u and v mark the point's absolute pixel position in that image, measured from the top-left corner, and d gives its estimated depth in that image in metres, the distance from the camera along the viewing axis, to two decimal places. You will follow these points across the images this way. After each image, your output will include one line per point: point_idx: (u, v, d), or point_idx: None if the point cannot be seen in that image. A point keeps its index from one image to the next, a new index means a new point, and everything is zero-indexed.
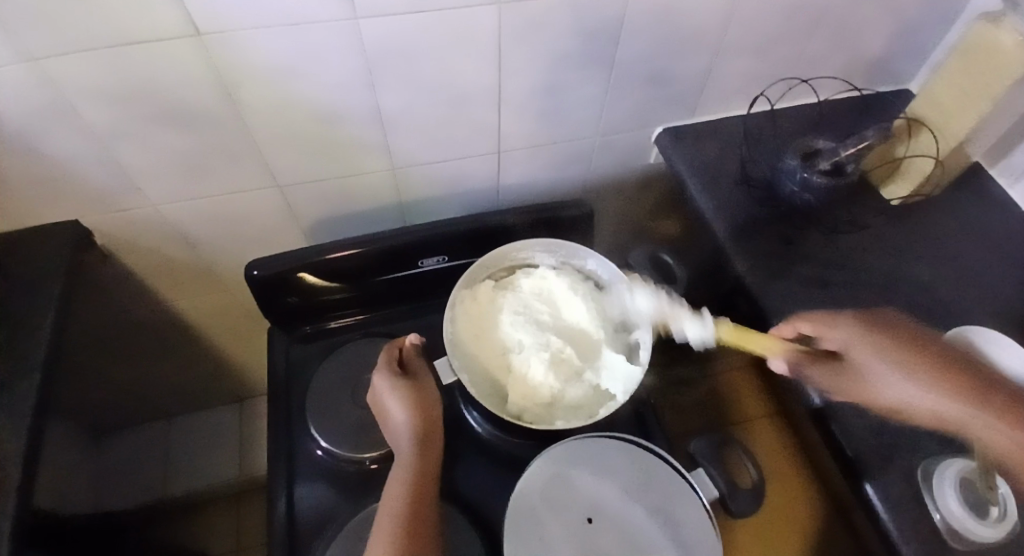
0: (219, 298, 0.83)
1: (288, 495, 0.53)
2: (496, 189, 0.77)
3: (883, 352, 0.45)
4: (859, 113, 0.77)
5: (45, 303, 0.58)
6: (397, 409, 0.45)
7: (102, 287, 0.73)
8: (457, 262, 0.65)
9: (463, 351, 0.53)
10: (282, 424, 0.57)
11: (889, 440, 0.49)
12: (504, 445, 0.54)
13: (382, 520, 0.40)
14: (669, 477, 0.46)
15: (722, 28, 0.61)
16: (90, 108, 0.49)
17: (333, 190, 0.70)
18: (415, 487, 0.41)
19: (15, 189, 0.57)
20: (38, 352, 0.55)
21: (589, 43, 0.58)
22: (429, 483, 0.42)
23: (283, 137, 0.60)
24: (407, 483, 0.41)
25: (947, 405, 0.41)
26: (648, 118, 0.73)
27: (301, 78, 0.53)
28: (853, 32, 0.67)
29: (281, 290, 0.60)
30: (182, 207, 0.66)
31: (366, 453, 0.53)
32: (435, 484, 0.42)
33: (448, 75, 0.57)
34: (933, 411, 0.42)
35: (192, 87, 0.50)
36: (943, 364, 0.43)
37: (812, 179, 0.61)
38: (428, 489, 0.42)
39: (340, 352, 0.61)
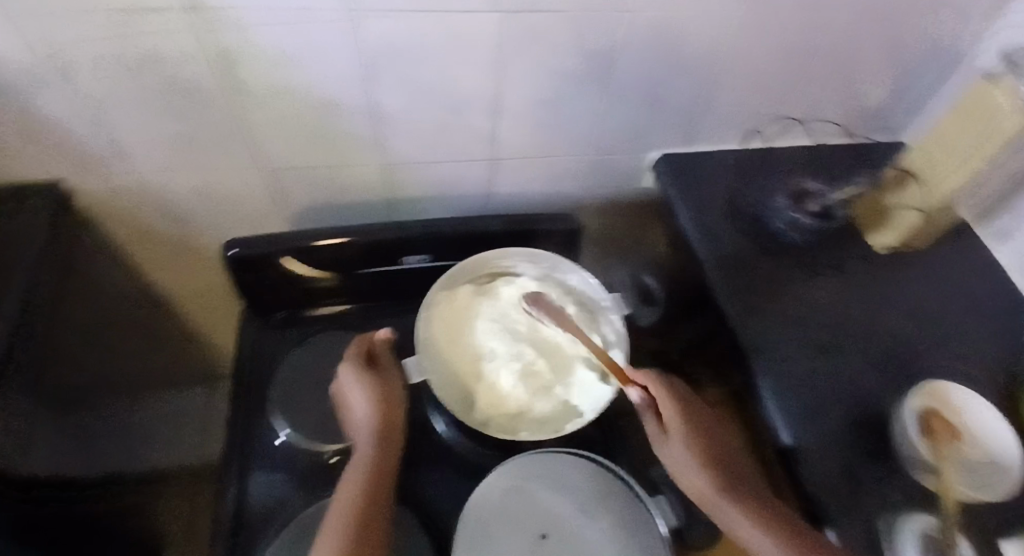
0: (200, 276, 0.82)
1: (241, 481, 0.52)
2: (488, 196, 0.78)
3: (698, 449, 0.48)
4: (853, 159, 0.78)
5: (18, 262, 0.57)
6: (359, 402, 0.44)
7: (81, 253, 0.72)
8: (441, 263, 0.64)
9: (435, 353, 0.52)
10: (243, 408, 0.56)
11: (851, 484, 0.49)
12: (467, 452, 0.53)
13: (333, 512, 0.39)
14: (627, 499, 0.45)
15: (723, 63, 0.63)
16: (86, 72, 0.49)
17: (325, 178, 0.69)
18: (371, 482, 0.40)
19: (2, 144, 0.56)
20: (4, 310, 0.54)
21: (590, 62, 0.59)
22: (386, 481, 0.41)
23: (278, 121, 0.60)
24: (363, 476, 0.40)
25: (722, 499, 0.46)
26: (644, 142, 0.73)
27: (302, 66, 0.53)
28: (852, 80, 0.69)
29: (259, 272, 0.59)
30: (172, 181, 0.65)
31: (324, 446, 0.52)
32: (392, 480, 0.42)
33: (448, 79, 0.58)
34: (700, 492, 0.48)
35: (191, 62, 0.50)
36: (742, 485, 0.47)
37: (800, 220, 0.63)
38: (384, 484, 0.41)
39: (312, 342, 0.60)
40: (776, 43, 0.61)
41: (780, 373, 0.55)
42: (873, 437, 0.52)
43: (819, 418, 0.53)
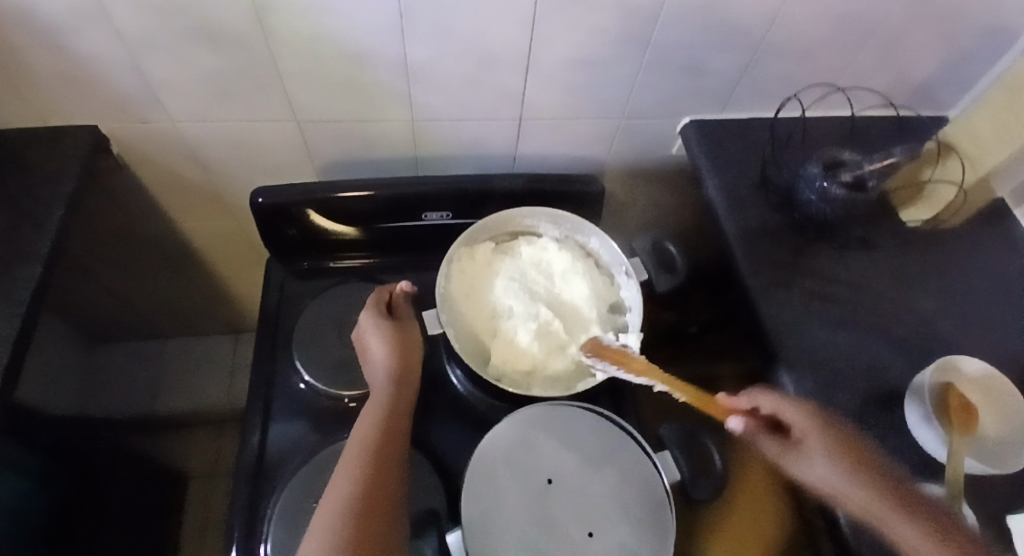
0: (227, 226, 0.84)
1: (265, 418, 0.54)
2: (513, 158, 0.77)
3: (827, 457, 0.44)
4: (892, 133, 0.75)
5: (56, 200, 0.59)
6: (377, 347, 0.46)
7: (114, 197, 0.74)
8: (462, 221, 0.65)
9: (453, 307, 0.53)
10: (268, 351, 0.58)
11: None
12: (479, 406, 0.55)
13: (351, 446, 0.40)
14: (635, 455, 0.46)
15: (767, 26, 0.60)
16: (122, 13, 0.50)
17: (351, 133, 0.69)
18: (387, 420, 0.42)
19: (40, 83, 0.57)
20: (41, 246, 0.56)
21: (628, 21, 0.57)
22: (402, 418, 0.43)
23: (308, 72, 0.59)
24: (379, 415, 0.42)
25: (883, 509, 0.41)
26: (677, 108, 0.71)
27: (334, 14, 0.52)
28: (901, 50, 0.65)
29: (283, 221, 0.60)
30: (201, 127, 0.66)
31: (344, 391, 0.54)
32: (408, 420, 0.43)
33: (482, 33, 0.57)
34: (862, 505, 0.42)
35: (225, 7, 0.50)
36: (877, 480, 0.43)
37: (831, 190, 0.60)
38: (400, 423, 0.42)
39: (334, 292, 0.61)
40: (826, 8, 0.58)
41: (798, 346, 0.55)
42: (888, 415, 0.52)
43: (834, 391, 0.53)
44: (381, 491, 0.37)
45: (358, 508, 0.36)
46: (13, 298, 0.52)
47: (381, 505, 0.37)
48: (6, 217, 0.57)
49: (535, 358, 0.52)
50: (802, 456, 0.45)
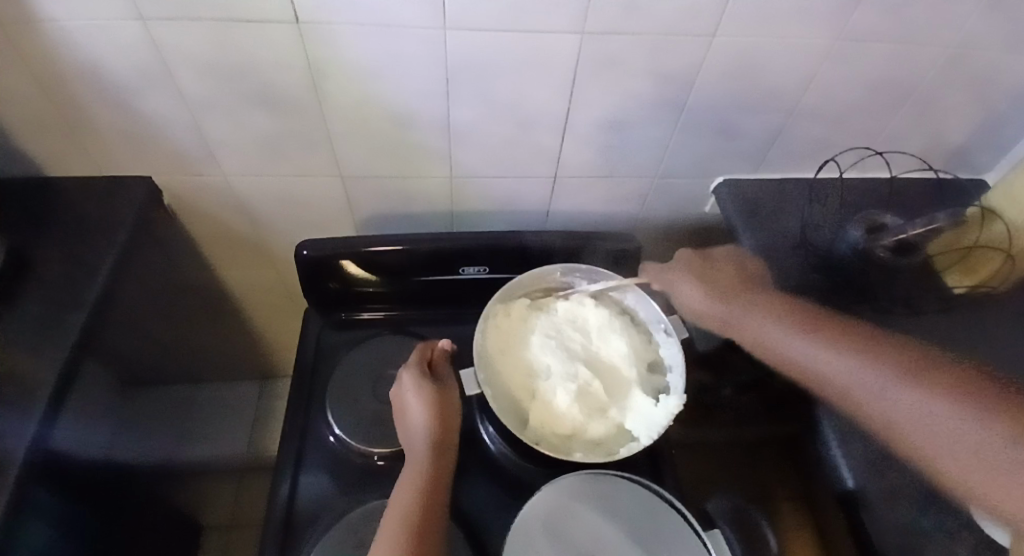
0: (263, 274, 0.86)
1: (294, 475, 0.53)
2: (546, 214, 0.78)
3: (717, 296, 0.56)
4: (931, 194, 0.73)
5: (108, 245, 0.62)
6: (418, 408, 0.45)
7: (159, 244, 0.77)
8: (498, 276, 0.65)
9: (490, 365, 0.52)
10: (301, 404, 0.58)
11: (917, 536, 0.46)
12: (513, 468, 0.53)
13: (390, 513, 0.39)
14: (682, 531, 0.44)
15: (797, 91, 0.61)
16: (189, 75, 0.53)
17: (391, 188, 0.71)
18: (428, 486, 0.40)
19: (106, 137, 0.61)
20: (89, 290, 0.58)
21: (662, 86, 0.59)
22: (441, 487, 0.41)
23: (354, 131, 0.62)
24: (419, 479, 0.40)
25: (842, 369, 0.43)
26: (709, 169, 0.72)
27: (382, 79, 0.55)
28: (933, 116, 0.66)
29: (324, 273, 0.62)
30: (249, 182, 0.69)
31: (375, 447, 0.53)
32: (447, 486, 0.41)
33: (522, 99, 0.59)
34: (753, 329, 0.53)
35: (284, 72, 0.54)
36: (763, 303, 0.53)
37: (875, 253, 0.61)
38: (439, 489, 0.41)
39: (368, 344, 0.61)
40: (855, 74, 0.59)
41: None
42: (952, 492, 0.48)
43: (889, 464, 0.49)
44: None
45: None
46: (59, 343, 0.53)
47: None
48: (60, 261, 0.60)
49: (574, 420, 0.50)
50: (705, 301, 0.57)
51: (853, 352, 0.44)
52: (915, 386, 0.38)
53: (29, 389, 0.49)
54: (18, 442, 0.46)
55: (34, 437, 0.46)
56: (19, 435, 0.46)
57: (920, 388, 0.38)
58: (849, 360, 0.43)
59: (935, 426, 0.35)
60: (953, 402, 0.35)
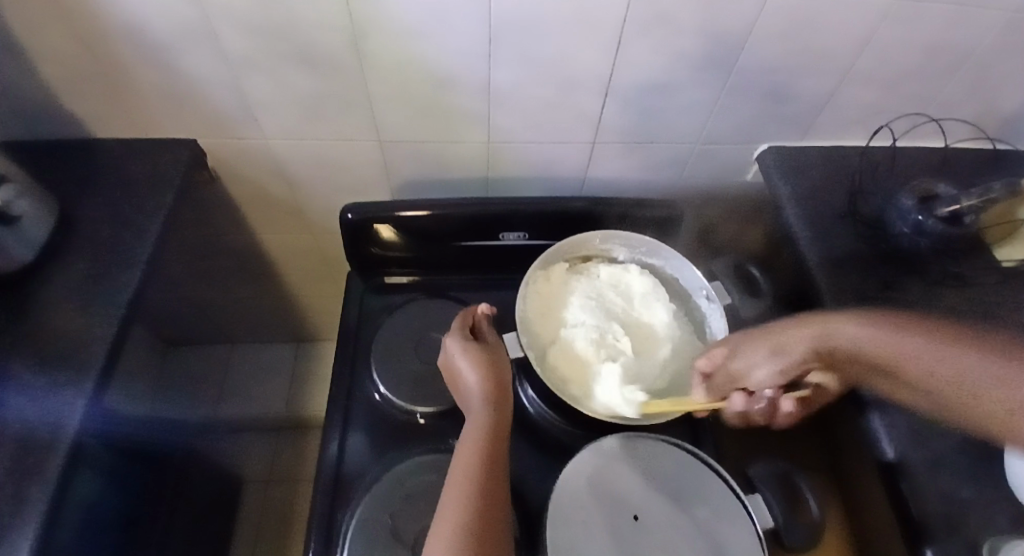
0: (299, 238, 0.87)
1: (342, 428, 0.55)
2: (582, 181, 0.77)
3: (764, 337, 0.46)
4: (986, 164, 0.70)
5: (155, 207, 0.63)
6: (467, 369, 0.45)
7: (201, 207, 0.79)
8: (537, 243, 0.65)
9: (531, 327, 0.53)
10: (347, 362, 0.60)
11: (953, 505, 0.46)
12: (552, 429, 0.54)
13: (452, 470, 0.39)
14: (723, 495, 0.45)
15: (852, 55, 0.59)
16: (230, 34, 0.53)
17: (428, 153, 0.71)
18: (488, 439, 0.41)
19: (149, 99, 0.62)
20: (139, 251, 0.59)
21: (710, 47, 0.57)
22: (500, 442, 0.41)
23: (394, 94, 0.62)
24: (477, 436, 0.41)
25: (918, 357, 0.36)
26: (753, 135, 0.70)
27: (424, 38, 0.54)
28: (995, 82, 0.63)
29: (366, 237, 0.63)
30: (289, 145, 0.69)
31: (418, 406, 0.55)
32: (505, 442, 0.41)
33: (565, 59, 0.58)
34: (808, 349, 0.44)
35: (327, 32, 0.54)
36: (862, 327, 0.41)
37: (927, 223, 0.58)
38: (499, 442, 0.41)
39: (409, 308, 0.63)
40: (914, 36, 0.57)
41: None
42: (991, 466, 0.48)
43: (928, 437, 0.49)
44: (489, 517, 0.36)
45: (472, 533, 0.34)
46: (113, 301, 0.55)
47: (492, 530, 0.35)
48: (107, 223, 0.61)
49: (614, 381, 0.50)
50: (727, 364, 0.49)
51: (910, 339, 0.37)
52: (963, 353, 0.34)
53: (88, 344, 0.52)
54: (82, 393, 0.48)
55: (96, 387, 0.49)
56: (82, 386, 0.49)
57: (987, 360, 0.32)
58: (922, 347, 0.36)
59: (994, 391, 0.31)
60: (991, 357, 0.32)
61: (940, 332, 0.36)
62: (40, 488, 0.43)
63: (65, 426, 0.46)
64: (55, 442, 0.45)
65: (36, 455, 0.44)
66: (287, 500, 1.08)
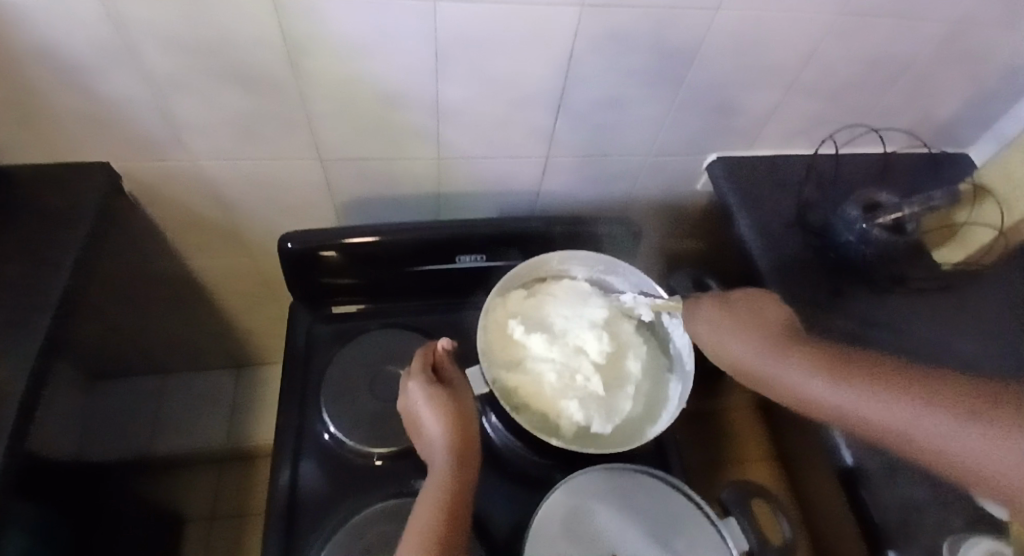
0: (240, 263, 0.81)
1: (293, 472, 0.51)
2: (536, 195, 0.75)
3: (736, 333, 0.42)
4: (922, 171, 0.74)
5: (70, 240, 0.56)
6: (431, 418, 0.42)
7: (124, 234, 0.71)
8: (496, 264, 0.63)
9: (495, 362, 0.51)
10: (296, 402, 0.55)
11: (911, 501, 0.47)
12: (517, 459, 0.52)
13: (408, 539, 0.36)
14: (698, 520, 0.45)
15: (797, 67, 0.60)
16: (150, 52, 0.48)
17: (375, 171, 0.67)
18: (451, 503, 0.38)
19: (53, 120, 0.55)
20: (51, 292, 0.53)
21: (663, 62, 0.56)
22: (463, 505, 0.39)
23: (339, 111, 0.58)
24: (438, 501, 0.38)
25: (967, 447, 0.27)
26: (703, 147, 0.70)
27: (366, 55, 0.51)
28: (925, 93, 0.66)
29: (313, 267, 0.58)
30: (223, 166, 0.64)
31: (375, 446, 0.51)
32: (468, 504, 0.39)
33: (519, 76, 0.56)
34: (813, 395, 0.36)
35: (263, 49, 0.49)
36: (835, 359, 0.36)
37: (872, 232, 0.59)
38: (461, 506, 0.38)
39: (363, 339, 0.59)
40: (855, 51, 0.58)
41: None
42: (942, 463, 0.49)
43: None
44: None
45: None
46: (21, 349, 0.49)
47: None
48: (14, 261, 0.54)
49: (595, 428, 0.50)
50: (721, 341, 0.43)
51: (906, 398, 0.31)
52: (971, 417, 0.27)
53: None
54: None
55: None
56: None
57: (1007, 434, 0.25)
58: (901, 409, 0.31)
59: (1012, 461, 0.25)
60: (985, 421, 0.27)
61: (962, 397, 0.29)
62: None
63: None
64: None
65: None
66: (234, 538, 1.01)
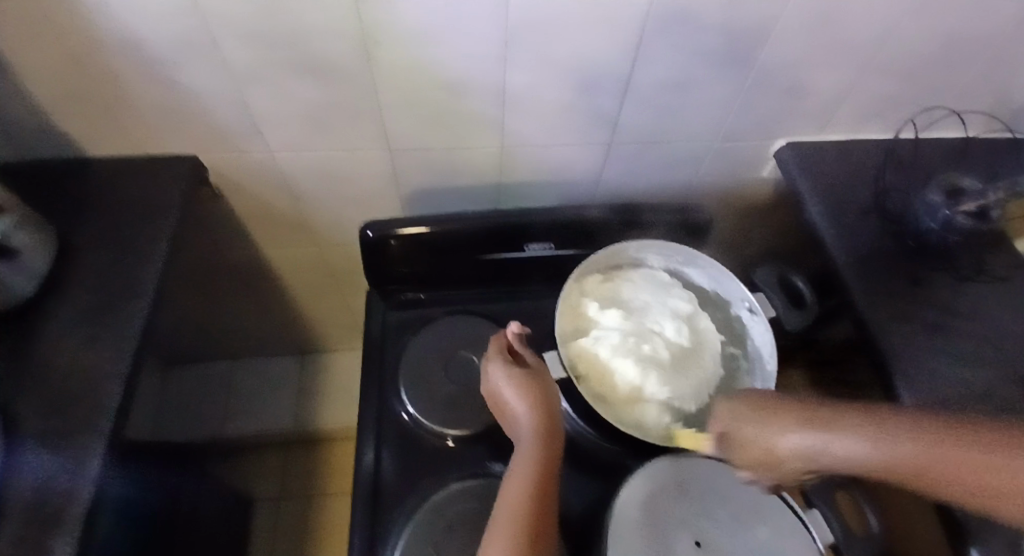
0: (307, 252, 0.84)
1: (375, 451, 0.54)
2: (597, 183, 0.75)
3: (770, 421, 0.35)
4: (1006, 155, 0.70)
5: (159, 230, 0.60)
6: (512, 398, 0.44)
7: (203, 224, 0.75)
8: (563, 253, 0.63)
9: (574, 345, 0.52)
10: (375, 384, 0.58)
11: None
12: (589, 444, 0.53)
13: (500, 511, 0.38)
14: (778, 510, 0.45)
15: (874, 45, 0.57)
16: (231, 44, 0.50)
17: (440, 161, 0.69)
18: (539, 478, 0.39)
19: (145, 114, 0.59)
20: (146, 278, 0.56)
21: (732, 42, 0.55)
22: (551, 479, 0.40)
23: (408, 100, 0.59)
24: (525, 475, 0.39)
25: None
26: (769, 131, 0.69)
27: (437, 44, 0.52)
28: (1012, 71, 0.62)
29: (390, 255, 0.60)
30: (296, 158, 0.66)
31: (452, 428, 0.53)
32: (555, 478, 0.40)
33: (583, 59, 0.56)
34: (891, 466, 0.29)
35: (337, 40, 0.51)
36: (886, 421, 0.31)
37: (956, 218, 0.57)
38: (548, 479, 0.40)
39: (435, 325, 0.61)
40: (936, 28, 0.56)
41: (931, 388, 0.51)
42: None
43: None
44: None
45: None
46: (123, 331, 0.52)
47: None
48: (109, 249, 0.58)
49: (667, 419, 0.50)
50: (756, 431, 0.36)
51: (996, 449, 0.26)
52: None
53: (99, 381, 0.49)
54: (99, 437, 0.46)
55: (111, 430, 0.47)
56: (98, 429, 0.46)
57: None
58: (995, 458, 0.26)
59: None
60: None
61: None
62: (58, 544, 0.40)
63: (84, 473, 0.43)
64: (75, 488, 0.43)
65: (52, 511, 0.41)
66: (299, 514, 1.07)
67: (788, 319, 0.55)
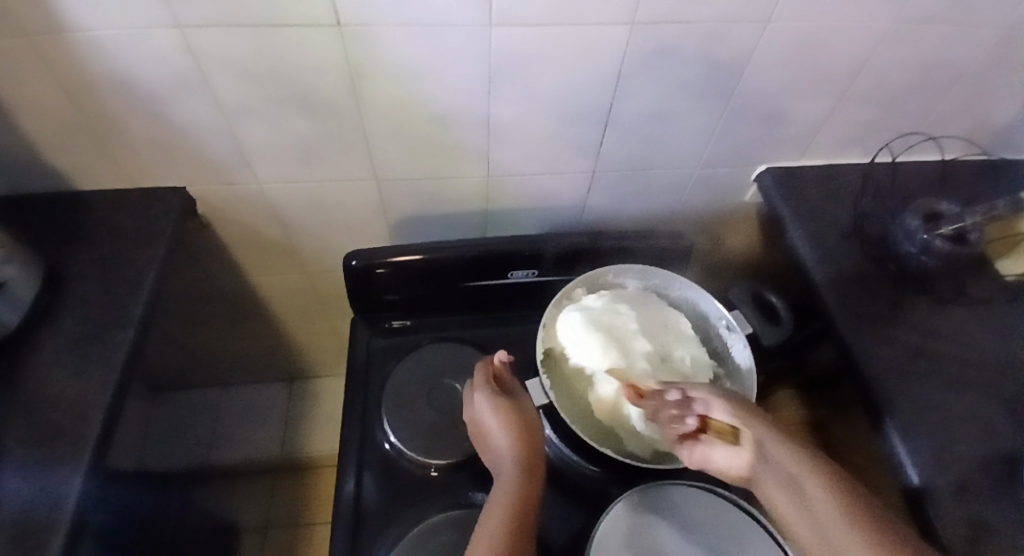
0: (296, 279, 0.84)
1: (355, 481, 0.53)
2: (582, 209, 0.76)
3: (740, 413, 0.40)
4: (983, 179, 0.71)
5: (147, 259, 0.60)
6: (498, 429, 0.44)
7: (192, 252, 0.75)
8: (546, 279, 0.64)
9: (556, 376, 0.53)
10: (357, 413, 0.57)
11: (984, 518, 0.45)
12: (573, 472, 0.53)
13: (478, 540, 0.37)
14: (761, 537, 0.45)
15: (849, 76, 0.59)
16: (224, 81, 0.52)
17: (427, 189, 0.70)
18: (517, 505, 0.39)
19: (136, 147, 0.60)
20: (132, 308, 0.56)
21: (710, 74, 0.57)
22: (532, 514, 0.39)
23: (395, 132, 0.60)
24: (508, 506, 0.39)
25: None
26: (751, 157, 0.70)
27: (423, 79, 0.54)
28: (983, 98, 0.64)
29: (374, 283, 0.61)
30: (285, 188, 0.67)
31: (434, 457, 0.52)
32: (536, 513, 0.39)
33: (567, 93, 0.57)
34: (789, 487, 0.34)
35: (326, 76, 0.52)
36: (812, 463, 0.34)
37: (934, 242, 0.58)
38: (530, 513, 0.39)
39: (419, 352, 0.61)
40: (907, 59, 0.57)
41: (915, 412, 0.51)
42: (1017, 479, 0.47)
43: (953, 456, 0.48)
44: None
45: None
46: (106, 361, 0.52)
47: None
48: (98, 278, 0.58)
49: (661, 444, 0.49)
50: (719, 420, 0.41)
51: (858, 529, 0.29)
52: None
53: (80, 412, 0.49)
54: (75, 469, 0.45)
55: (89, 462, 0.46)
56: (75, 461, 0.46)
57: None
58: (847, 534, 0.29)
59: None
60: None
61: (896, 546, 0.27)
62: None
63: (59, 506, 0.43)
64: (51, 522, 0.42)
65: (28, 546, 0.41)
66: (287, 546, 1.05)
67: (763, 334, 0.58)
